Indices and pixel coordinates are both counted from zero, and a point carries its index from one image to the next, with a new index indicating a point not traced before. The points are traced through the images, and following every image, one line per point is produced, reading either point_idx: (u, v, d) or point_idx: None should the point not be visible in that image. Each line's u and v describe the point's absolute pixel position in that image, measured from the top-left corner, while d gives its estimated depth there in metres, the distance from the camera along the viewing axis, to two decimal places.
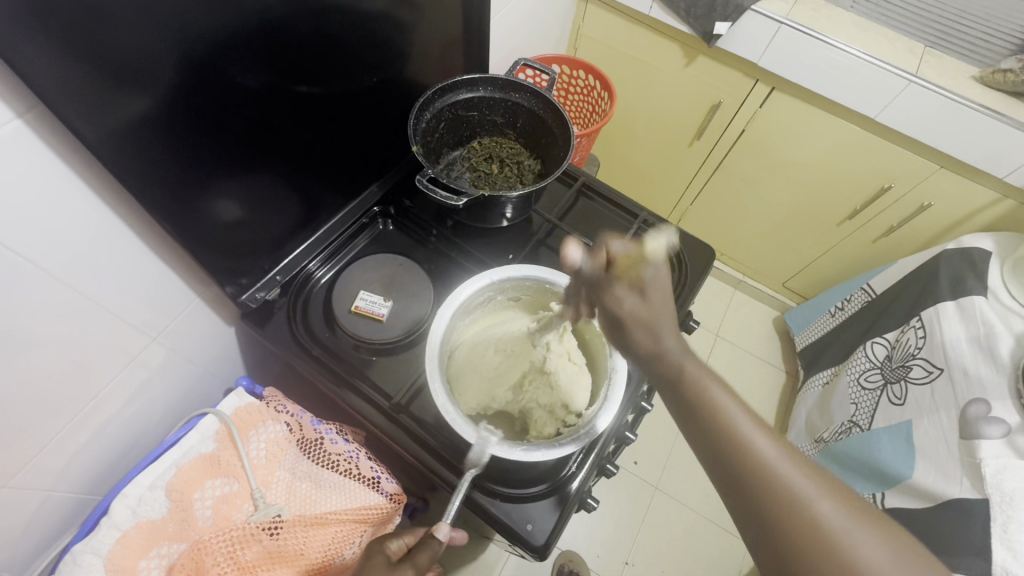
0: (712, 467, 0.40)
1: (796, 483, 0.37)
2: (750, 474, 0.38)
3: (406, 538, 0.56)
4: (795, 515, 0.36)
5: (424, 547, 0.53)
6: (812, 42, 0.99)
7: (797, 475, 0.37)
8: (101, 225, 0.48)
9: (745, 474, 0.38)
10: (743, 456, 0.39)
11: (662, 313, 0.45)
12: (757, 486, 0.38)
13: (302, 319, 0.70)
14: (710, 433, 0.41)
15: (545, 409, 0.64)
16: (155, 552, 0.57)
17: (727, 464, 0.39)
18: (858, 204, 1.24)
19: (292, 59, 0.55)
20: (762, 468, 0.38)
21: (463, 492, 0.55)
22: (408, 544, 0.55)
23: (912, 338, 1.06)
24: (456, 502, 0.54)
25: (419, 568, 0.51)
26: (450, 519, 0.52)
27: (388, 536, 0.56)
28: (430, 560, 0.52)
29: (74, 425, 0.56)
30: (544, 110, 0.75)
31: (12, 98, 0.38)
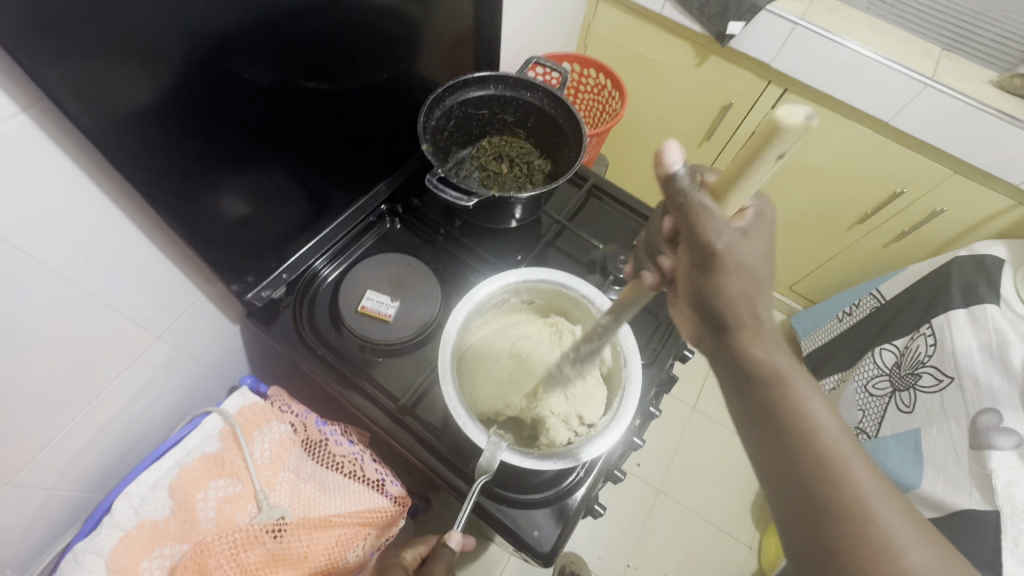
0: (797, 495, 0.39)
1: (892, 526, 0.37)
2: (847, 511, 0.37)
3: (420, 547, 0.58)
4: (828, 474, 0.38)
5: (437, 557, 0.53)
6: (826, 43, 0.98)
7: (894, 518, 0.37)
8: (106, 222, 0.48)
9: (844, 511, 0.37)
10: (839, 491, 0.38)
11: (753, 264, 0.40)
12: (851, 524, 0.37)
13: (307, 318, 0.69)
14: (804, 451, 0.39)
15: (559, 418, 0.60)
16: (157, 552, 0.56)
17: (818, 496, 0.38)
18: (869, 208, 1.23)
19: (301, 54, 0.54)
20: (863, 509, 0.37)
21: (473, 499, 0.54)
22: (423, 554, 0.57)
23: (921, 346, 1.04)
24: (466, 510, 0.53)
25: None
26: (459, 528, 0.51)
27: (403, 547, 0.58)
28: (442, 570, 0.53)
29: (77, 424, 0.55)
30: (556, 109, 0.74)
31: (16, 93, 0.37)
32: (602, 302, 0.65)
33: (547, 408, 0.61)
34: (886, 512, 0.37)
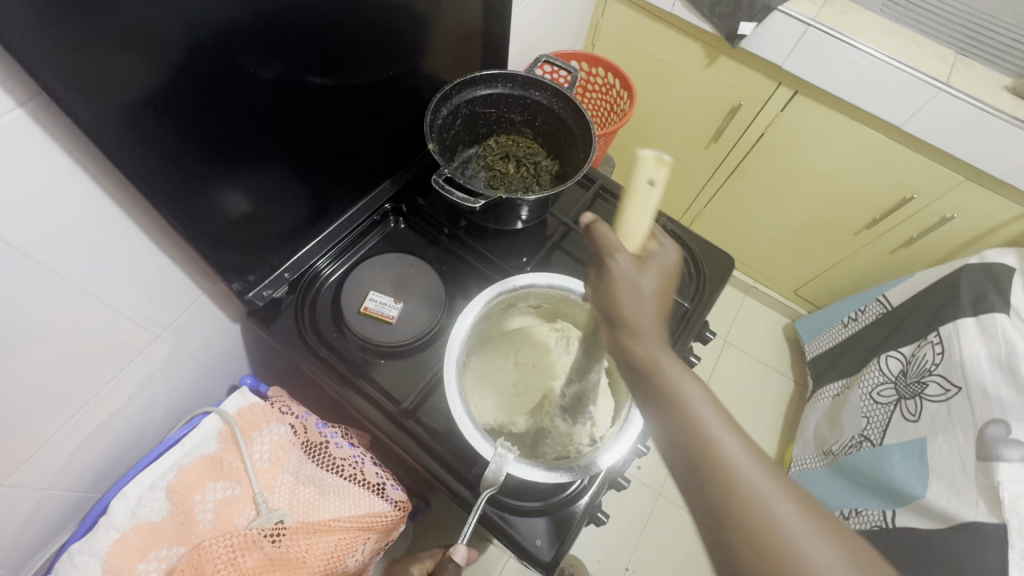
0: (679, 468, 0.39)
1: (762, 491, 0.35)
2: (713, 477, 0.36)
3: (426, 561, 0.57)
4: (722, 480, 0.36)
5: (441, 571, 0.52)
6: (839, 45, 0.96)
7: (764, 483, 0.35)
8: (106, 219, 0.47)
9: (715, 479, 0.36)
10: (708, 460, 0.37)
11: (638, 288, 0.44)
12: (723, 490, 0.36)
13: (309, 318, 0.68)
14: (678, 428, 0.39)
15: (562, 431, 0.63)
16: (154, 555, 0.55)
17: (692, 464, 0.38)
18: (878, 213, 1.21)
19: (307, 49, 0.53)
20: (728, 475, 0.36)
21: (478, 512, 0.53)
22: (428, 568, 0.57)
23: (928, 354, 1.03)
24: (471, 522, 0.52)
25: None
26: (465, 540, 0.50)
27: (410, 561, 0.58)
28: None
29: (74, 423, 0.54)
30: (565, 109, 0.72)
31: (13, 87, 0.36)
32: None
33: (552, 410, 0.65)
34: (757, 475, 0.36)
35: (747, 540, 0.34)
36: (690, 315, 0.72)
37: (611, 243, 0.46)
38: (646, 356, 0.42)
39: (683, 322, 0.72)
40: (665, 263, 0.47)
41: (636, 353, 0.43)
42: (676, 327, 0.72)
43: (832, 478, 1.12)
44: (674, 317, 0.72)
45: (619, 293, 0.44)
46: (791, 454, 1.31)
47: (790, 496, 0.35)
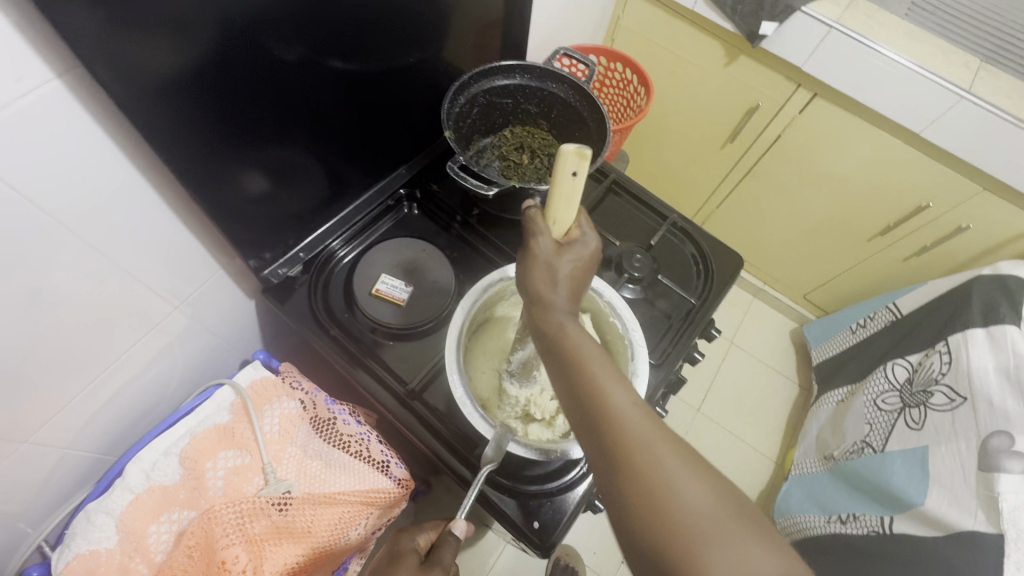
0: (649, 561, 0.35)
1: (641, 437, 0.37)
2: (604, 433, 0.38)
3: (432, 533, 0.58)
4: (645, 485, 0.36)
5: (445, 544, 0.53)
6: (860, 48, 0.95)
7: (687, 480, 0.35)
8: (135, 191, 0.49)
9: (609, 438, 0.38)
10: (601, 418, 0.39)
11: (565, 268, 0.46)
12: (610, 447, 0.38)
13: (322, 297, 0.70)
14: (571, 389, 0.42)
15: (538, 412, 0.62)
16: (166, 517, 0.58)
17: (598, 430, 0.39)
18: (892, 220, 1.21)
19: (330, 32, 0.54)
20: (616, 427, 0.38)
21: (478, 487, 0.53)
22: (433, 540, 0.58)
23: (936, 363, 1.03)
24: (471, 499, 0.53)
25: (445, 566, 0.51)
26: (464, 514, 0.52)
27: (415, 531, 0.58)
28: (450, 559, 0.52)
29: (95, 386, 0.57)
30: (581, 102, 0.73)
31: (53, 56, 0.37)
32: (611, 297, 0.64)
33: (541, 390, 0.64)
34: (636, 422, 0.38)
35: (645, 508, 0.35)
36: (696, 312, 0.73)
37: (537, 224, 0.46)
38: (557, 327, 0.44)
39: (689, 318, 0.72)
40: (588, 250, 0.47)
41: (539, 242, 0.46)
42: (681, 323, 0.72)
43: (833, 482, 1.12)
44: (680, 313, 0.73)
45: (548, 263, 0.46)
46: (792, 457, 1.31)
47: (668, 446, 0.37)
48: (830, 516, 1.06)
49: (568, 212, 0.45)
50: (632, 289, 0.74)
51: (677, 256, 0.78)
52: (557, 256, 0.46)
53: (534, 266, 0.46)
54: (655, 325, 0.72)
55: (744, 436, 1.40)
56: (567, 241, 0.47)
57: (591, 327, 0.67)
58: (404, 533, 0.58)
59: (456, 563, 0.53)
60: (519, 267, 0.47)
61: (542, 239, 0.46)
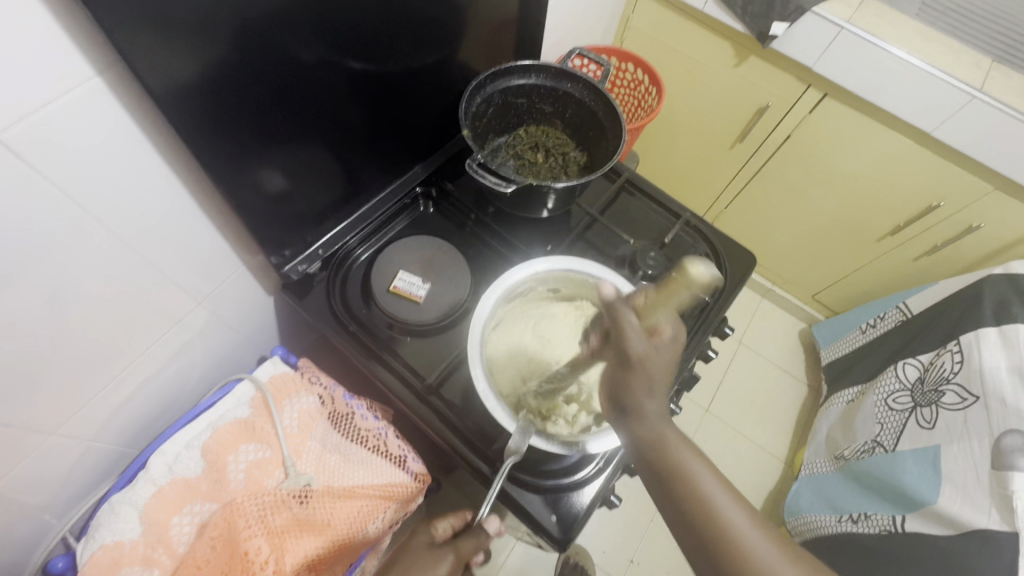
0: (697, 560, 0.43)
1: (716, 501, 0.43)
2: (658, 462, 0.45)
3: (451, 520, 0.58)
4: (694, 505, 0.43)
5: (470, 536, 0.54)
6: (871, 49, 0.96)
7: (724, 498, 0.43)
8: (163, 187, 0.50)
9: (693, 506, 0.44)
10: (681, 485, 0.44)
11: (660, 365, 0.47)
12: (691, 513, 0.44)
13: (340, 294, 0.70)
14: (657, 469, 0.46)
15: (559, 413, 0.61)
16: (188, 509, 0.59)
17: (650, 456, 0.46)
18: (902, 220, 1.21)
19: (350, 33, 0.55)
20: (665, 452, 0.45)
21: (501, 481, 0.55)
22: (454, 527, 0.58)
23: (947, 363, 1.03)
24: (494, 494, 0.54)
25: (462, 554, 0.53)
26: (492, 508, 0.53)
27: (433, 518, 0.59)
28: (472, 548, 0.54)
29: (120, 379, 0.58)
30: (595, 101, 0.74)
31: (91, 54, 0.38)
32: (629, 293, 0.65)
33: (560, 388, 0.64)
34: (712, 488, 0.44)
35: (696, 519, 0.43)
36: (710, 310, 0.73)
37: (631, 329, 0.47)
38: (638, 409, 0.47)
39: (703, 316, 0.73)
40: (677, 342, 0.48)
41: (631, 343, 0.47)
42: (696, 320, 0.73)
43: (843, 482, 1.12)
44: (694, 310, 0.73)
45: (642, 363, 0.47)
46: (801, 457, 1.31)
47: (741, 506, 0.43)
48: (842, 515, 1.06)
49: (667, 310, 0.47)
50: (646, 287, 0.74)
51: (691, 255, 0.79)
52: (650, 355, 0.47)
53: (629, 365, 0.47)
54: None
55: (753, 435, 1.40)
56: (655, 335, 0.48)
57: None
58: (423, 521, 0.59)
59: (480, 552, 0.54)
60: (612, 363, 0.48)
61: (638, 344, 0.47)
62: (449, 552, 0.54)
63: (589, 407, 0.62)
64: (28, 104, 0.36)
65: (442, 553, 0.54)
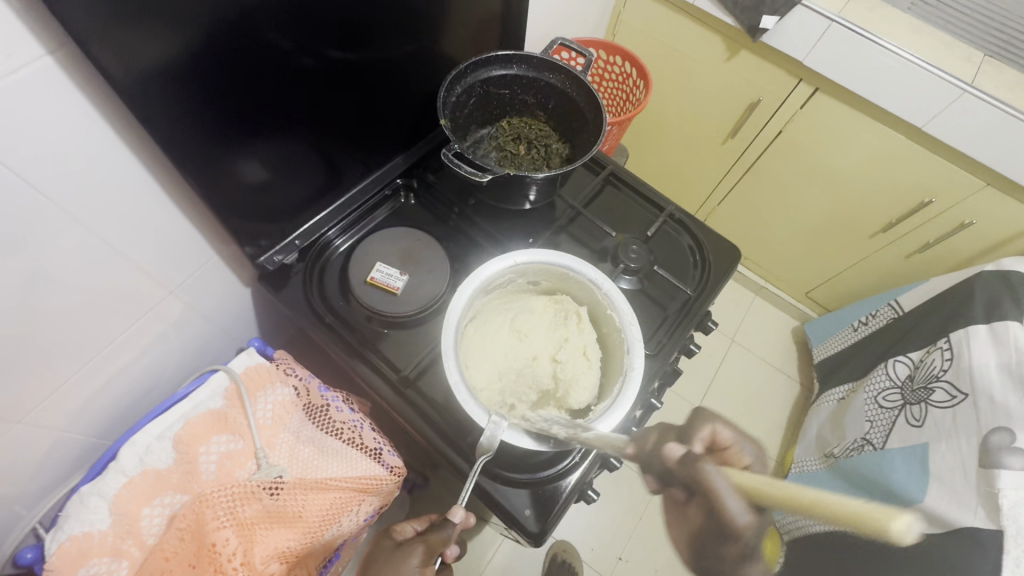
0: None
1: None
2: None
3: (415, 524, 0.60)
4: None
5: (437, 530, 0.54)
6: (862, 43, 0.94)
7: None
8: (126, 173, 0.49)
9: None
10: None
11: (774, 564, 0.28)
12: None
13: (317, 285, 0.70)
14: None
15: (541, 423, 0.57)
16: (158, 500, 0.58)
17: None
18: (894, 217, 1.20)
19: (327, 21, 0.54)
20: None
21: (474, 477, 0.55)
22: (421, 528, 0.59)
23: (937, 360, 1.02)
24: (468, 488, 0.54)
25: (430, 547, 0.53)
26: (463, 504, 0.51)
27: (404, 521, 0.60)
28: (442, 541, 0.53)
29: (90, 369, 0.57)
30: (578, 92, 0.73)
31: (46, 34, 0.37)
32: (610, 289, 0.63)
33: (535, 383, 0.64)
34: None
35: None
36: (692, 304, 0.72)
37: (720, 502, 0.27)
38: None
39: (686, 310, 0.72)
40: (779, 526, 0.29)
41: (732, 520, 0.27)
42: (678, 315, 0.72)
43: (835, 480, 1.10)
44: (676, 305, 0.73)
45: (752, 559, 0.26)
46: (792, 456, 1.30)
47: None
48: None
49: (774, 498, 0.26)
50: (629, 280, 0.73)
51: (674, 248, 0.78)
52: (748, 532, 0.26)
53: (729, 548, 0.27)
54: (651, 317, 0.72)
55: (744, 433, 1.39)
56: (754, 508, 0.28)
57: (588, 321, 0.66)
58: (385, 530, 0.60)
59: (449, 547, 0.53)
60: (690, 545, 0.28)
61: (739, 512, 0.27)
62: (417, 545, 0.54)
63: (564, 403, 0.62)
64: None
65: (412, 545, 0.53)
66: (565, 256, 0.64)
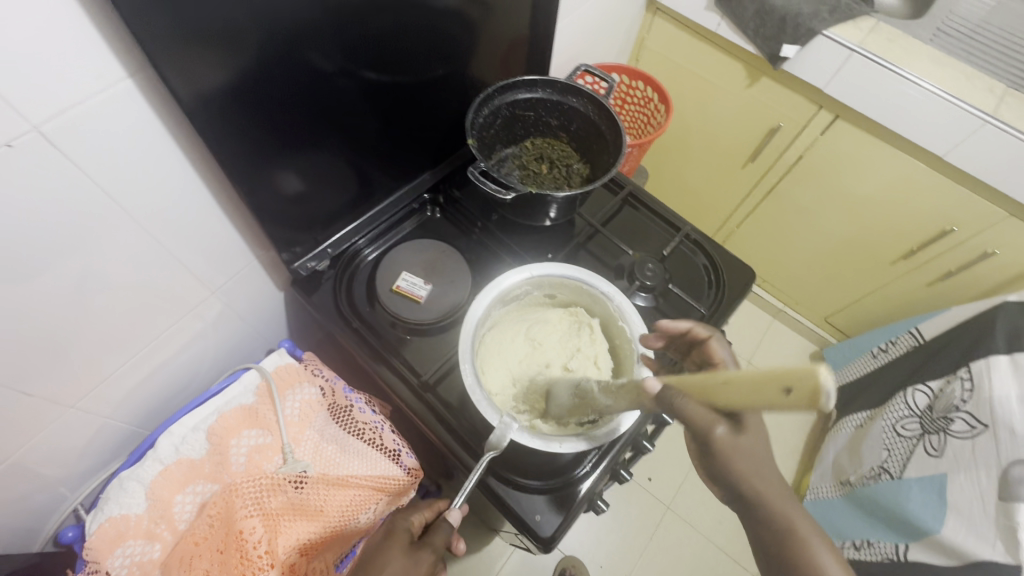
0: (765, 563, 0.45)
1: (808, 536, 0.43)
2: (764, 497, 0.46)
3: (423, 513, 0.58)
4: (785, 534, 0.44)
5: (440, 532, 0.55)
6: (882, 72, 0.96)
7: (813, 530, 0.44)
8: (182, 183, 0.53)
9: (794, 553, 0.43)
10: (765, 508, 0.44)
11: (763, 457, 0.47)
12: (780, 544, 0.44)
13: (346, 291, 0.74)
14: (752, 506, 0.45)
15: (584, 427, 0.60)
16: (191, 488, 0.62)
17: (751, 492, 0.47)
18: (915, 243, 1.19)
19: (367, 46, 0.59)
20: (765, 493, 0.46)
21: (478, 473, 0.56)
22: (424, 520, 0.58)
23: (956, 390, 1.00)
24: (468, 484, 0.55)
25: (438, 551, 0.53)
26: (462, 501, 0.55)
27: (408, 510, 0.58)
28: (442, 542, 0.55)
29: (136, 361, 0.62)
30: (599, 116, 0.77)
31: (126, 59, 0.42)
32: (622, 301, 0.66)
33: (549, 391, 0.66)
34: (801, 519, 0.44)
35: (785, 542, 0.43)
36: (706, 322, 0.74)
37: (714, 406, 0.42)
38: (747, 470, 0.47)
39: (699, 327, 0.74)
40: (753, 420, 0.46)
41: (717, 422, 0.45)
42: None
43: (849, 509, 1.10)
44: (690, 322, 0.74)
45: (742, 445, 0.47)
46: (808, 482, 1.29)
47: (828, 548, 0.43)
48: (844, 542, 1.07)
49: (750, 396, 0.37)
50: (644, 297, 0.76)
51: (689, 267, 0.80)
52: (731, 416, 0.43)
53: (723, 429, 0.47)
54: None
55: None
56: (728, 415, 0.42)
57: (600, 333, 0.69)
58: (397, 512, 0.58)
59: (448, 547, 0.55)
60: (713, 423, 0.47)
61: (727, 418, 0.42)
62: (428, 551, 0.53)
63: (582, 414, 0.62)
64: (65, 99, 0.40)
65: (423, 550, 0.53)
66: (581, 269, 0.67)
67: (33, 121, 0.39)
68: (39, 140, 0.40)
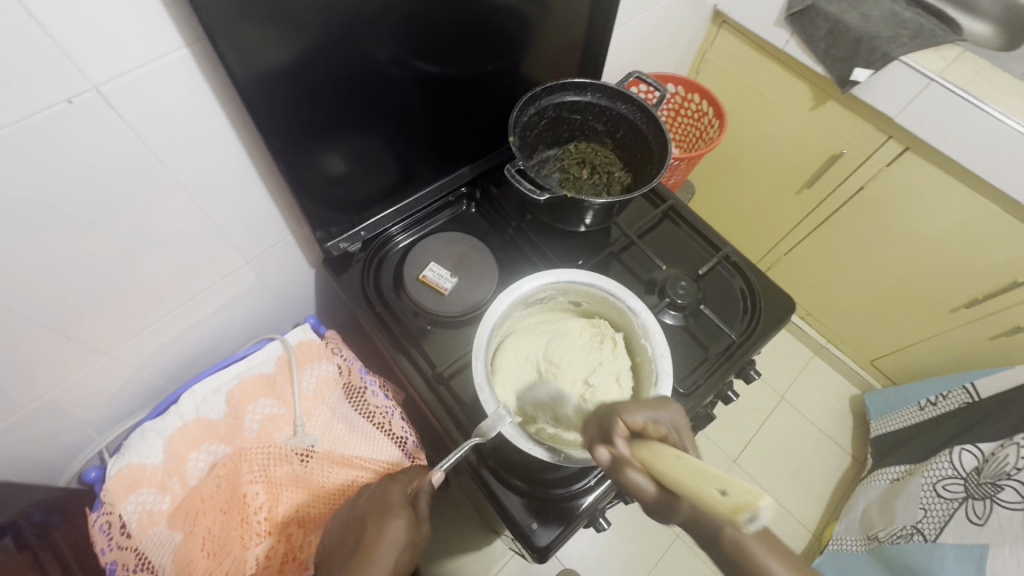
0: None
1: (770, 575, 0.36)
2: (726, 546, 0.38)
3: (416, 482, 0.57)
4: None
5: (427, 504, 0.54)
6: (962, 105, 0.89)
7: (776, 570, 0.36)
8: (227, 152, 0.55)
9: None
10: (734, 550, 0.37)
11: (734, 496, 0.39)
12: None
13: (374, 275, 0.75)
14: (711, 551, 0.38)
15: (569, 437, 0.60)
16: (205, 447, 0.65)
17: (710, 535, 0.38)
18: (982, 292, 1.11)
19: (420, 37, 0.59)
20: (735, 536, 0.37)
21: (460, 453, 0.55)
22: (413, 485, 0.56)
23: (1011, 456, 0.91)
24: (452, 457, 0.55)
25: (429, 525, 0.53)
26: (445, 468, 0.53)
27: (397, 483, 0.56)
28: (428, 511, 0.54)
29: (169, 319, 0.64)
30: (647, 125, 0.74)
31: (186, 30, 0.44)
32: (647, 317, 0.64)
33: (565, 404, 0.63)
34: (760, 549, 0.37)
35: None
36: (735, 349, 0.71)
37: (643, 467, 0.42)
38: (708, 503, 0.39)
39: (727, 355, 0.71)
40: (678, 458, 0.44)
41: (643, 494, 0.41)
42: (718, 358, 0.71)
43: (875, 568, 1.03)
44: (718, 348, 0.71)
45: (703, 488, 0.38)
46: (831, 531, 1.21)
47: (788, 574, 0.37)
48: None
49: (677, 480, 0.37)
50: (673, 315, 0.73)
51: (725, 289, 0.77)
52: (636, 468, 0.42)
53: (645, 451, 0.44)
54: (690, 355, 0.71)
55: (781, 499, 1.31)
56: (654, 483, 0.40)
57: (622, 347, 0.67)
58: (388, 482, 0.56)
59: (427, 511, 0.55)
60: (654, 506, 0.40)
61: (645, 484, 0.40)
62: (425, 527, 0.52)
63: None
64: (125, 62, 0.42)
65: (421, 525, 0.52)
66: (607, 280, 0.65)
67: (93, 80, 0.41)
68: (97, 99, 0.42)
